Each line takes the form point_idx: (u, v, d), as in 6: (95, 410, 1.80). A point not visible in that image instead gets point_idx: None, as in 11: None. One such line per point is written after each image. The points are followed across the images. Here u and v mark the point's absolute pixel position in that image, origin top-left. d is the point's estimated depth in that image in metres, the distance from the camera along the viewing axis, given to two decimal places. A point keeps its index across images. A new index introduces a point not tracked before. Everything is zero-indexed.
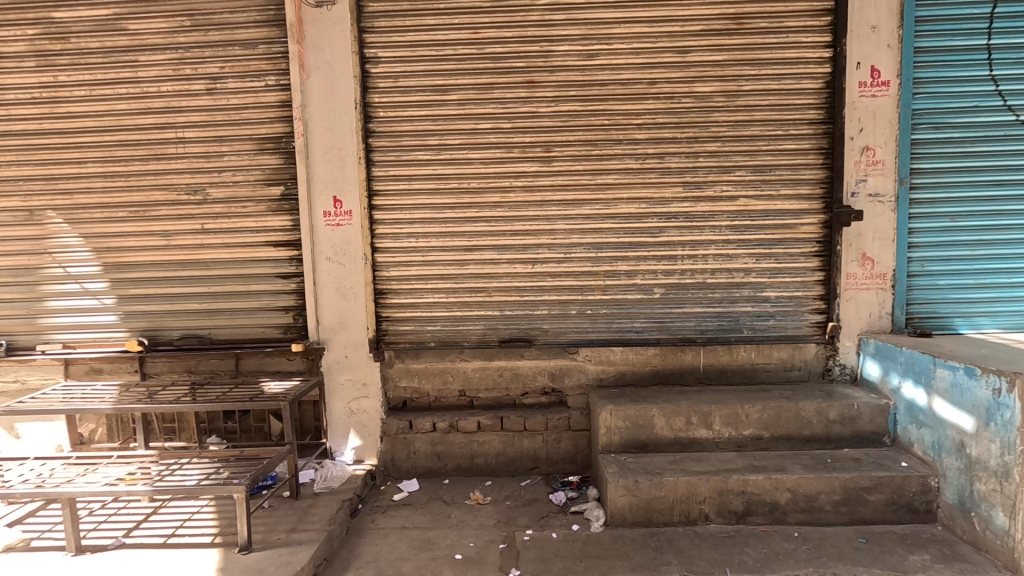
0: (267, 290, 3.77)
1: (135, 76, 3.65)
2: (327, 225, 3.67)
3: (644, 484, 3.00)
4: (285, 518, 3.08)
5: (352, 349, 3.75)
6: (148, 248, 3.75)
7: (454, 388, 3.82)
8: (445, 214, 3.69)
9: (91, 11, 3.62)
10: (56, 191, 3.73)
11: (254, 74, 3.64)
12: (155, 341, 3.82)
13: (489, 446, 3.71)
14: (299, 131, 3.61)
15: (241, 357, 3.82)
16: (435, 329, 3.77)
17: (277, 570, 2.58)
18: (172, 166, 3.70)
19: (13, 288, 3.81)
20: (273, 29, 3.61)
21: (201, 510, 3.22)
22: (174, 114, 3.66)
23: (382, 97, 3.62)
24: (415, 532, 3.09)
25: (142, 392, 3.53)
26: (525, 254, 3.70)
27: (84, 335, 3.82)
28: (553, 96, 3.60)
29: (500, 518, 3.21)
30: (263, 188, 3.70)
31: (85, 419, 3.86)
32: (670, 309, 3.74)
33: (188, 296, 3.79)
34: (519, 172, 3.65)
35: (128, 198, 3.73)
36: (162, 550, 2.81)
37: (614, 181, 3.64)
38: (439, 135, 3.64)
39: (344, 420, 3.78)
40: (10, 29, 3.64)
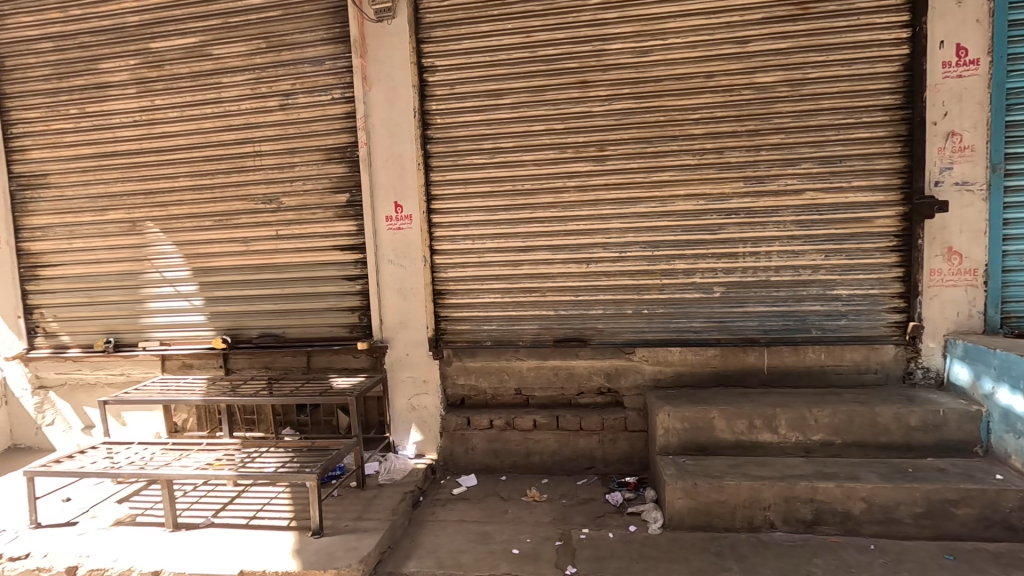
0: (335, 292, 4.00)
1: (218, 96, 4.00)
2: (389, 229, 3.85)
3: (704, 486, 2.94)
4: (353, 506, 3.27)
5: (413, 347, 3.91)
6: (231, 254, 4.09)
7: (510, 386, 3.89)
8: (500, 216, 3.77)
9: (181, 39, 3.99)
10: (154, 203, 4.15)
11: (321, 89, 3.89)
12: (236, 339, 4.15)
13: (545, 444, 3.76)
14: (362, 140, 3.81)
15: (312, 355, 4.08)
16: (491, 329, 3.86)
17: (345, 554, 2.75)
18: (251, 178, 4.02)
19: (119, 291, 4.27)
20: (339, 45, 3.83)
21: (278, 496, 3.47)
22: (253, 130, 3.98)
23: (439, 105, 3.76)
24: (474, 526, 3.18)
25: (226, 386, 3.86)
26: (579, 254, 3.71)
27: (177, 333, 4.22)
28: (606, 96, 3.59)
29: (556, 516, 3.24)
30: (330, 195, 3.94)
31: (178, 409, 4.26)
32: (730, 309, 3.63)
33: (265, 298, 4.10)
34: (573, 172, 3.66)
35: (214, 208, 4.08)
36: (245, 530, 3.06)
37: (669, 178, 3.58)
38: (493, 138, 3.72)
39: (405, 415, 3.95)
40: (115, 61, 4.09)
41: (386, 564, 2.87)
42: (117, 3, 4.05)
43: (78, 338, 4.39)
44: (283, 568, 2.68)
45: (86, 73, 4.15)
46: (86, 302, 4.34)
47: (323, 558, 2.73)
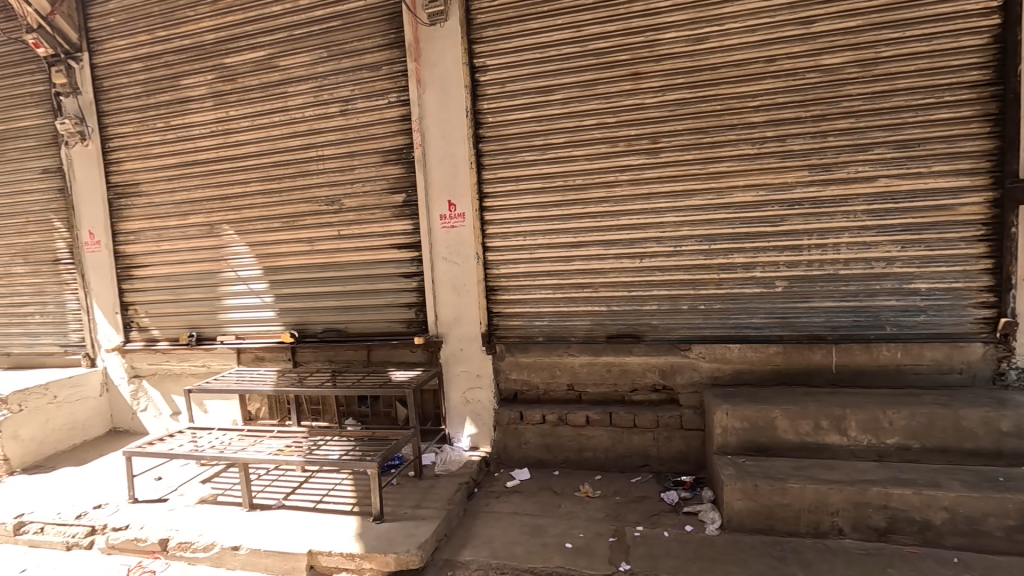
0: (392, 289, 4.16)
1: (285, 105, 4.25)
2: (443, 227, 3.95)
3: (764, 488, 2.83)
4: (411, 495, 3.40)
5: (466, 342, 4.00)
6: (297, 253, 4.35)
7: (562, 382, 3.90)
8: (551, 212, 3.78)
9: (252, 53, 4.28)
10: (229, 208, 4.47)
11: (378, 93, 4.05)
12: (303, 334, 4.41)
13: (598, 440, 3.74)
14: (417, 142, 3.93)
15: (372, 349, 4.27)
16: (543, 325, 3.89)
17: (404, 540, 2.87)
18: (315, 181, 4.25)
19: (200, 289, 4.64)
20: (394, 50, 3.97)
21: (342, 482, 3.66)
22: (316, 135, 4.20)
23: (490, 104, 3.82)
24: (527, 519, 3.22)
25: (294, 377, 4.12)
26: (632, 248, 3.66)
27: (251, 328, 4.54)
28: (659, 86, 3.52)
29: (610, 512, 3.22)
30: (388, 196, 4.10)
31: (251, 399, 4.57)
32: (794, 304, 3.46)
33: (329, 294, 4.32)
34: (625, 166, 3.62)
35: (282, 210, 4.35)
36: (312, 513, 3.26)
37: (727, 169, 3.46)
38: (545, 135, 3.74)
39: (460, 409, 4.06)
40: (195, 76, 4.44)
41: (442, 552, 2.96)
42: (196, 23, 4.40)
43: (166, 332, 4.81)
44: (348, 550, 2.83)
45: (169, 89, 4.53)
46: (172, 299, 4.75)
47: (383, 543, 2.86)
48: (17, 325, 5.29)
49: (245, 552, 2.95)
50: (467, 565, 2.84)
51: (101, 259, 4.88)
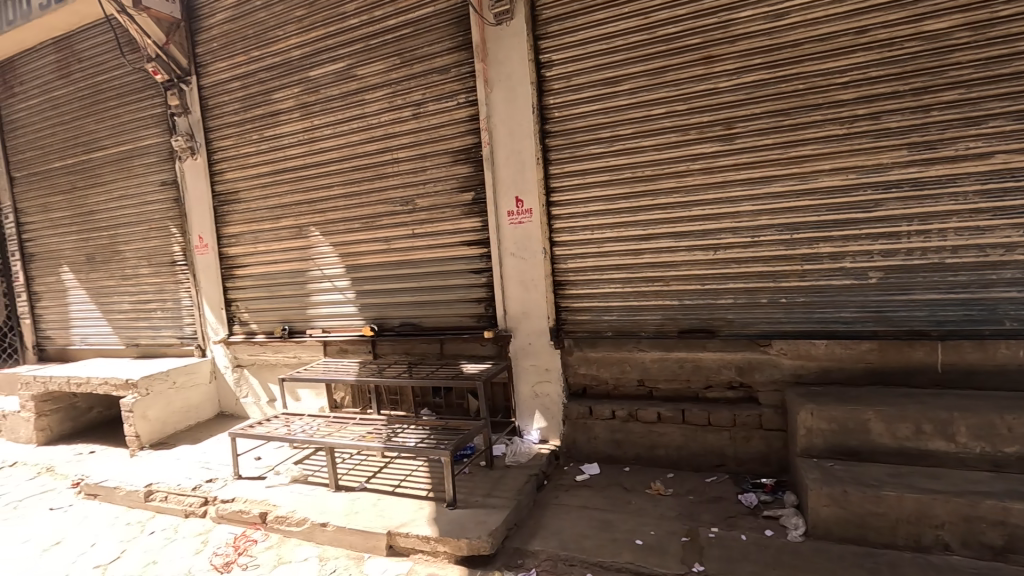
0: (463, 284, 4.30)
1: (363, 112, 4.51)
2: (511, 223, 4.01)
3: (855, 495, 2.63)
4: (482, 484, 3.51)
5: (535, 337, 4.05)
6: (376, 251, 4.61)
7: (632, 377, 3.84)
8: (619, 204, 3.72)
9: (333, 65, 4.58)
10: (315, 211, 4.83)
11: (447, 95, 4.19)
12: (382, 328, 4.68)
13: (670, 437, 3.65)
14: (485, 140, 4.02)
15: (444, 343, 4.44)
16: (612, 319, 3.84)
17: (475, 526, 2.97)
18: (390, 183, 4.48)
19: (291, 286, 5.06)
20: (462, 52, 4.08)
21: (418, 469, 3.85)
22: (391, 139, 4.43)
23: (557, 99, 3.82)
24: (596, 513, 3.22)
25: (374, 369, 4.38)
26: (706, 240, 3.52)
27: (336, 322, 4.88)
28: (734, 68, 3.35)
29: (683, 512, 3.14)
30: (458, 195, 4.23)
31: (336, 388, 4.90)
32: (891, 297, 3.16)
33: (404, 290, 4.54)
34: (697, 154, 3.48)
35: (361, 212, 4.62)
36: (391, 496, 3.47)
37: (811, 152, 3.22)
38: (612, 126, 3.68)
39: (529, 402, 4.11)
40: (284, 91, 4.83)
41: (513, 540, 3.03)
42: (284, 41, 4.78)
43: (263, 326, 5.28)
44: (424, 533, 2.98)
45: (262, 104, 4.96)
46: (268, 296, 5.21)
47: (457, 528, 2.97)
48: (144, 319, 6.04)
49: (332, 528, 3.19)
50: (537, 555, 2.89)
51: (209, 260, 5.45)
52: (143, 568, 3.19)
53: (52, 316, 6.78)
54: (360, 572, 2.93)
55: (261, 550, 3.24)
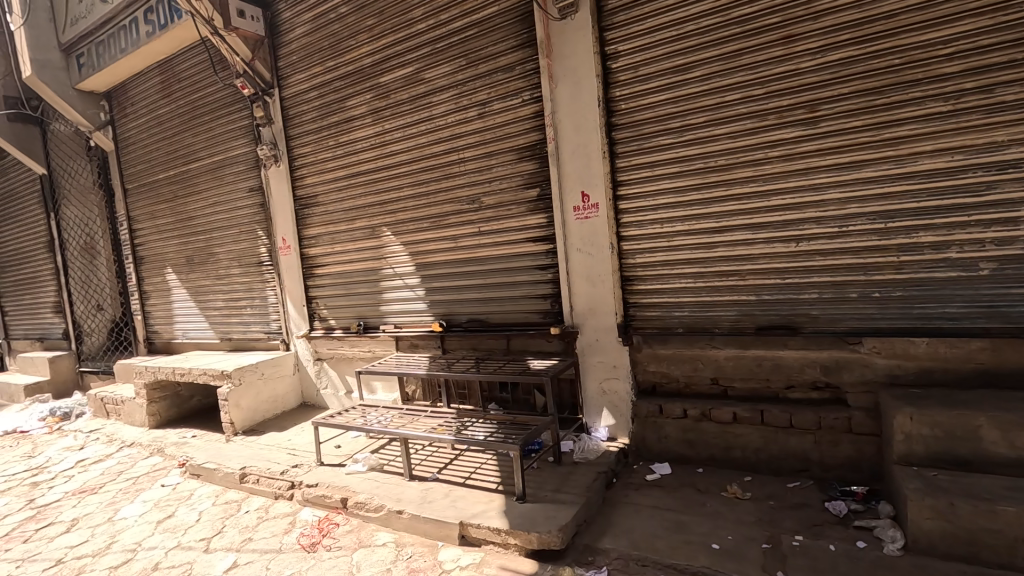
0: (529, 281, 4.32)
1: (430, 114, 4.64)
2: (576, 219, 3.98)
3: (964, 509, 2.39)
4: (550, 479, 3.53)
5: (602, 333, 3.99)
6: (444, 249, 4.74)
7: (705, 376, 3.71)
8: (691, 196, 3.58)
9: (402, 70, 4.74)
10: (387, 212, 5.04)
11: (512, 93, 4.21)
12: (450, 324, 4.80)
13: (747, 439, 3.49)
14: (550, 136, 4.01)
15: (511, 339, 4.48)
16: (683, 315, 3.72)
17: (545, 521, 2.99)
18: (457, 182, 4.59)
19: (365, 284, 5.31)
20: (527, 50, 4.10)
21: (487, 462, 3.93)
22: (457, 140, 4.53)
23: (623, 90, 3.74)
24: (669, 514, 3.14)
25: (443, 364, 4.51)
26: (786, 231, 3.31)
27: (407, 318, 5.06)
28: (818, 46, 3.12)
29: (763, 517, 2.99)
30: (523, 191, 4.25)
31: (408, 381, 5.08)
32: (1007, 290, 2.84)
33: (471, 287, 4.63)
34: (777, 140, 3.28)
35: (430, 211, 4.77)
36: (463, 487, 3.57)
37: (908, 133, 2.95)
38: (682, 116, 3.55)
39: (597, 398, 4.07)
40: (357, 97, 5.07)
41: (583, 537, 3.02)
42: (357, 50, 5.00)
43: (340, 321, 5.58)
44: (495, 525, 3.03)
45: (338, 111, 5.23)
46: (344, 294, 5.50)
47: (526, 522, 3.00)
48: (235, 315, 6.56)
49: (408, 516, 3.32)
50: (608, 553, 2.86)
51: (291, 260, 5.83)
52: (240, 543, 3.48)
53: (159, 313, 7.54)
54: (434, 559, 3.03)
55: (343, 533, 3.44)
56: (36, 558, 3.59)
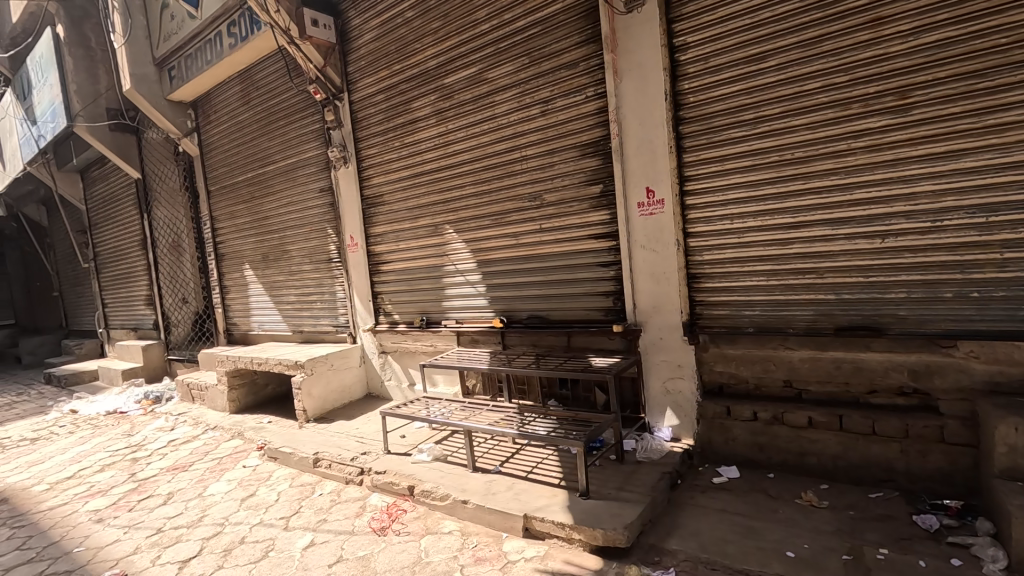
0: (591, 278, 4.30)
1: (493, 113, 4.71)
2: (641, 215, 3.92)
3: None
4: (613, 477, 3.51)
5: (667, 332, 3.92)
6: (505, 246, 4.80)
7: (777, 378, 3.56)
8: (763, 190, 3.45)
9: (466, 70, 4.84)
10: (450, 210, 5.16)
11: (576, 90, 4.20)
12: (510, 320, 4.85)
13: (824, 444, 3.33)
14: (614, 131, 3.97)
15: (571, 335, 4.48)
16: (754, 314, 3.58)
17: (610, 518, 2.98)
18: (519, 180, 4.63)
19: (429, 280, 5.47)
20: (592, 45, 4.08)
21: (548, 458, 3.96)
22: (520, 137, 4.57)
23: (692, 83, 3.65)
24: (738, 518, 3.05)
25: (504, 359, 4.58)
26: (870, 227, 3.13)
27: (469, 314, 5.17)
28: (910, 28, 2.92)
29: (842, 527, 2.84)
30: (586, 188, 4.24)
31: (469, 375, 5.20)
32: None
33: (532, 283, 4.66)
34: (862, 130, 3.09)
35: (492, 209, 4.84)
36: (525, 481, 3.62)
37: (1016, 118, 2.71)
38: (756, 107, 3.42)
39: (660, 398, 4.00)
40: (422, 99, 5.22)
41: (648, 536, 2.99)
42: (423, 53, 5.15)
43: (404, 316, 5.78)
44: (559, 519, 3.06)
45: (403, 113, 5.41)
46: (408, 289, 5.69)
47: (591, 518, 3.01)
48: (306, 309, 6.93)
49: (472, 506, 3.41)
50: (675, 554, 2.82)
51: (358, 257, 6.09)
52: (316, 523, 3.69)
53: (238, 306, 8.08)
54: (499, 549, 3.09)
55: (410, 519, 3.58)
56: (139, 526, 3.97)
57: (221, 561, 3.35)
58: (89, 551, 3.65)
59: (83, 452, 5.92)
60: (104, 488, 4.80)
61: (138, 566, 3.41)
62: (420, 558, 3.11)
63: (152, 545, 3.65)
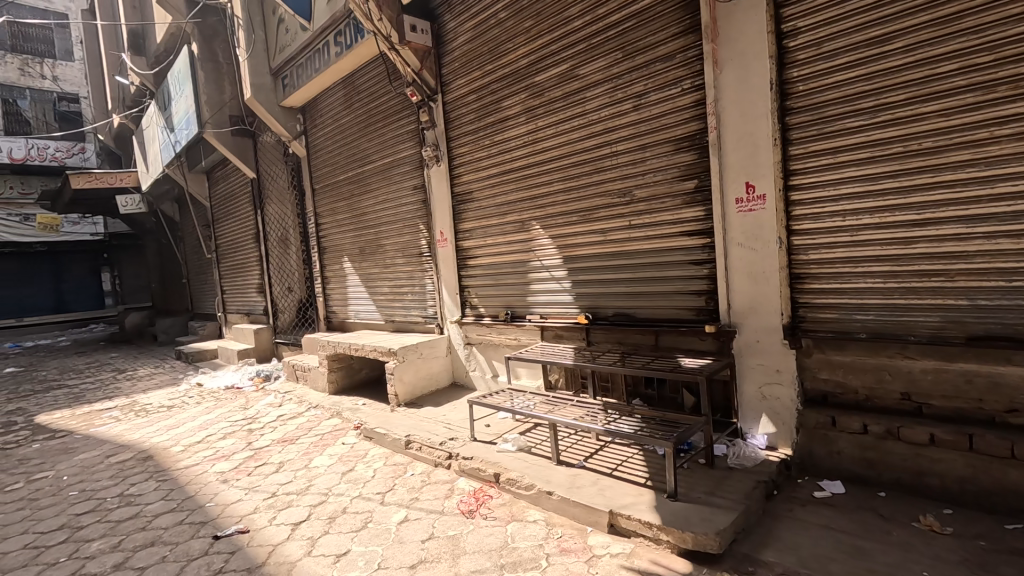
0: (682, 276, 4.19)
1: (583, 109, 4.71)
2: (739, 211, 3.75)
3: None
4: (703, 482, 3.41)
5: (764, 334, 3.72)
6: (592, 243, 4.79)
7: (893, 389, 3.27)
8: (883, 184, 3.17)
9: (557, 67, 4.88)
10: (537, 206, 5.24)
11: (671, 83, 4.10)
12: (596, 316, 4.84)
13: (949, 465, 3.01)
14: (712, 125, 3.82)
15: (659, 335, 4.38)
16: (868, 319, 3.31)
17: (701, 522, 2.90)
18: (608, 176, 4.60)
19: (514, 275, 5.59)
20: (690, 36, 3.95)
21: (633, 457, 3.92)
22: (610, 133, 4.53)
23: (802, 71, 3.43)
24: (844, 536, 2.84)
25: (589, 355, 4.58)
26: (1015, 225, 2.78)
27: (554, 309, 5.23)
28: None
29: (970, 558, 2.57)
30: (679, 183, 4.12)
31: (552, 369, 5.26)
32: None
33: (620, 280, 4.62)
34: (1009, 116, 2.75)
35: (580, 205, 4.85)
36: (610, 478, 3.62)
37: None
38: (877, 94, 3.15)
39: (755, 403, 3.82)
40: (512, 97, 5.33)
41: (741, 545, 2.88)
42: (514, 52, 5.26)
43: (490, 309, 5.95)
44: (646, 518, 3.03)
45: (494, 112, 5.55)
46: (494, 283, 5.85)
47: (680, 520, 2.95)
48: (397, 300, 7.34)
49: (557, 497, 3.47)
50: (771, 566, 2.69)
51: (447, 252, 6.35)
52: (409, 501, 3.93)
53: (336, 295, 8.73)
54: (584, 542, 3.13)
55: (497, 505, 3.71)
56: (257, 488, 4.45)
57: (326, 527, 3.68)
58: (218, 507, 4.16)
59: (209, 421, 6.72)
60: (227, 453, 5.42)
61: (257, 523, 3.83)
62: (507, 543, 3.21)
63: (268, 507, 4.08)
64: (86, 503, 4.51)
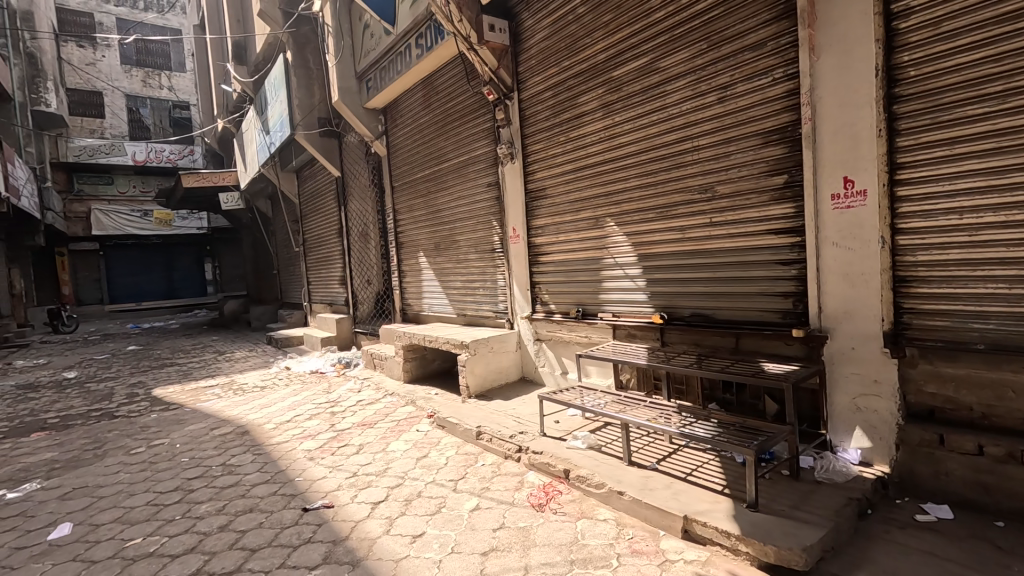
0: (768, 276, 3.98)
1: (663, 103, 4.58)
2: (835, 208, 3.50)
3: None
4: (787, 494, 3.23)
5: (860, 341, 3.45)
6: (669, 240, 4.66)
7: (1016, 408, 2.93)
8: (1010, 178, 2.84)
9: (636, 61, 4.78)
10: (611, 203, 5.18)
11: (760, 73, 3.89)
12: (671, 316, 4.71)
13: None
14: (807, 116, 3.58)
15: (740, 337, 4.19)
16: (987, 329, 2.98)
17: (784, 536, 2.75)
18: (688, 172, 4.45)
19: (586, 272, 5.56)
20: (783, 22, 3.72)
21: (709, 463, 3.79)
22: (691, 127, 4.38)
23: (914, 54, 3.13)
24: (953, 566, 2.59)
25: (663, 356, 4.47)
26: None
27: (626, 308, 5.14)
28: None
29: None
30: (767, 179, 3.90)
31: (623, 369, 5.19)
32: None
33: (698, 280, 4.47)
34: None
35: (657, 202, 4.73)
36: (684, 482, 3.52)
37: None
38: (1007, 77, 2.83)
39: (848, 414, 3.55)
40: (588, 93, 5.29)
41: (830, 565, 2.70)
42: (592, 47, 5.21)
43: (561, 306, 5.96)
44: (723, 527, 2.92)
45: (570, 109, 5.54)
46: (565, 280, 5.84)
47: (761, 532, 2.81)
48: (469, 295, 7.53)
49: (628, 498, 3.42)
50: None
51: (519, 248, 6.42)
52: (480, 490, 4.04)
53: (412, 289, 9.10)
54: (656, 546, 3.07)
55: (566, 500, 3.73)
56: (340, 467, 4.77)
57: (403, 508, 3.87)
58: (306, 482, 4.50)
59: (297, 402, 7.26)
60: (313, 433, 5.83)
61: (341, 500, 4.10)
62: (576, 539, 3.23)
63: (351, 485, 4.36)
64: (196, 469, 5.04)
